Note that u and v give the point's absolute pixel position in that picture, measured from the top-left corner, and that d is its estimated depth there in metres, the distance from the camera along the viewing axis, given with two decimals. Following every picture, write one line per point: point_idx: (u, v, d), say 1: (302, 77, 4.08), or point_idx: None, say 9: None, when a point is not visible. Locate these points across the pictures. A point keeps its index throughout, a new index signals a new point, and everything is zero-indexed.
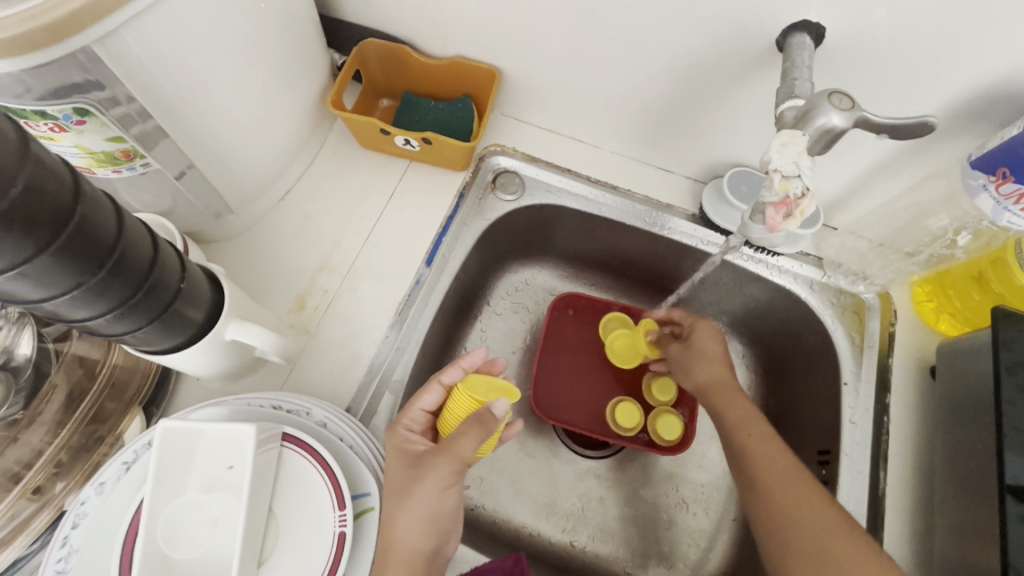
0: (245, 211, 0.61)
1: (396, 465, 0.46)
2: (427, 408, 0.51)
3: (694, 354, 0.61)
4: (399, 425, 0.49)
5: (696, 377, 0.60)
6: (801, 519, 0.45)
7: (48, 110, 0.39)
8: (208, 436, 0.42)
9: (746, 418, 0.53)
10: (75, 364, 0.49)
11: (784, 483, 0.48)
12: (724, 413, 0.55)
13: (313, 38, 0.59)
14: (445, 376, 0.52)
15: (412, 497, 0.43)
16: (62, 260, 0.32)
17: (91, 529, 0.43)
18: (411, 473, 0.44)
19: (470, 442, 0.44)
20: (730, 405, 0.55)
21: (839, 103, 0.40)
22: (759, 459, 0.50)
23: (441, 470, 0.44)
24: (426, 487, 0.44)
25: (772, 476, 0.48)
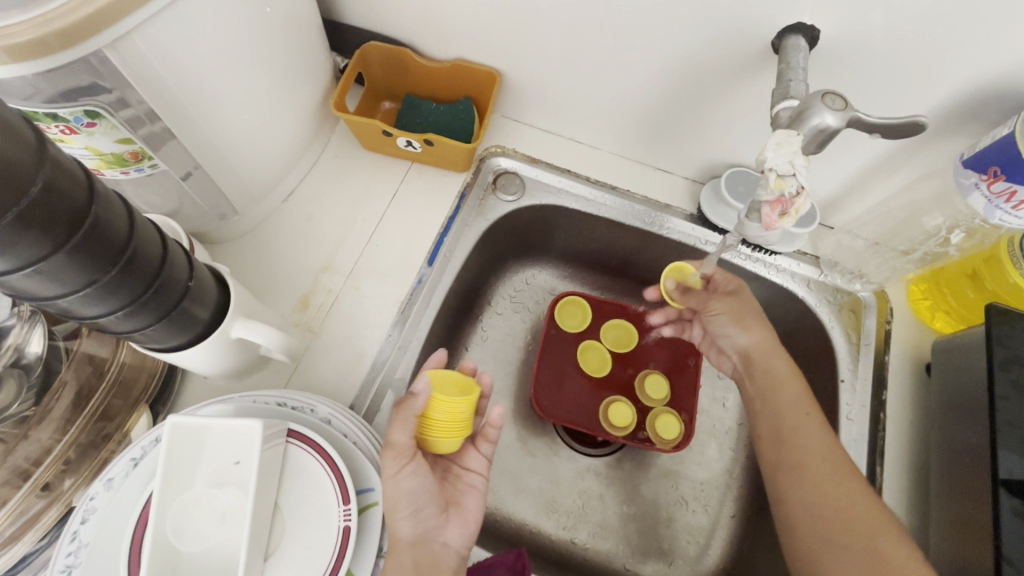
0: (250, 212, 0.62)
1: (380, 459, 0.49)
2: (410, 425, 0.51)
3: (746, 310, 0.61)
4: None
5: (741, 342, 0.60)
6: (836, 501, 0.47)
7: (59, 113, 0.40)
8: (216, 432, 0.42)
9: (794, 399, 0.55)
10: (85, 361, 0.49)
11: (828, 465, 0.49)
12: (769, 390, 0.56)
13: (316, 41, 0.60)
14: None
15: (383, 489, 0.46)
16: (77, 258, 0.32)
17: (100, 524, 0.44)
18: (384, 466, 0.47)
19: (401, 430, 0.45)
20: (779, 379, 0.56)
21: (832, 103, 0.41)
22: (801, 440, 0.52)
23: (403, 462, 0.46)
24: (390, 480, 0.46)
25: (812, 458, 0.50)
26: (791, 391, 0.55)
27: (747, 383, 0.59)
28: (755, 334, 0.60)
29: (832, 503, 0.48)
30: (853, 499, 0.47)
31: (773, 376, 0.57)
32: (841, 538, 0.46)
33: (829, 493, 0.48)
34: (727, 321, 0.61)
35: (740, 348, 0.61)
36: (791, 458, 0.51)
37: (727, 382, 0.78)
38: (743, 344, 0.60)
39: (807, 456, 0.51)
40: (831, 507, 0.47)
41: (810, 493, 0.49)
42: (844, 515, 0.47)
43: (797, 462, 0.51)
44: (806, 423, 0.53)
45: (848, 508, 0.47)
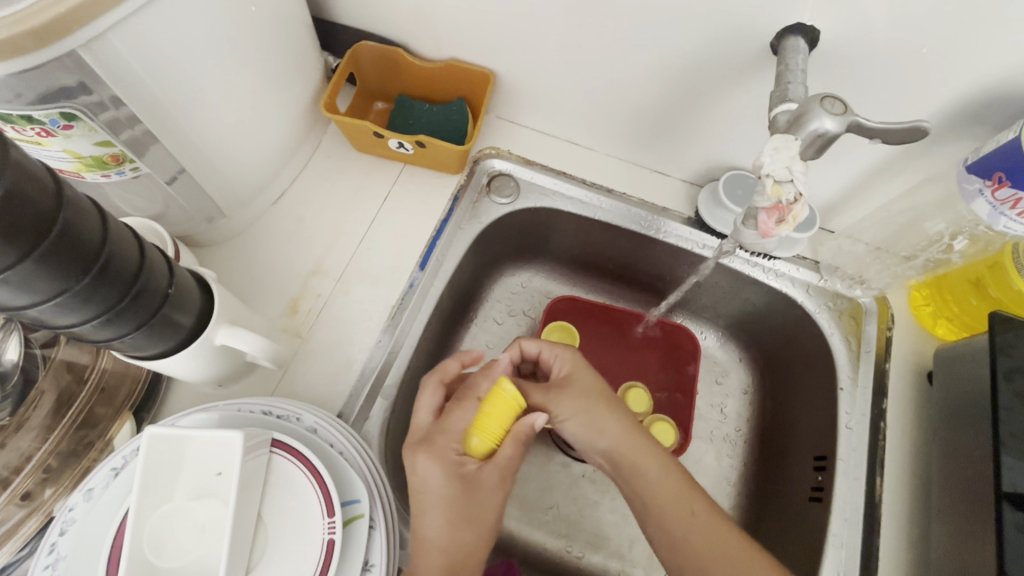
0: (238, 215, 0.61)
1: (446, 487, 0.46)
2: (458, 420, 0.49)
3: (588, 397, 0.52)
4: (436, 444, 0.48)
5: (601, 445, 0.52)
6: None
7: (36, 115, 0.39)
8: (195, 442, 0.41)
9: (658, 475, 0.50)
10: (63, 369, 0.49)
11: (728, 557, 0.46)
12: (635, 476, 0.50)
13: (306, 40, 0.59)
14: (481, 390, 0.51)
15: (475, 509, 0.47)
16: (44, 266, 0.31)
17: (78, 536, 0.43)
18: (465, 489, 0.46)
19: (471, 411, 0.49)
20: (638, 464, 0.50)
21: (831, 107, 0.40)
22: (687, 533, 0.47)
23: (497, 484, 0.48)
24: (489, 497, 0.47)
25: (706, 550, 0.46)
26: (651, 460, 0.50)
27: (617, 476, 0.52)
28: (615, 431, 0.51)
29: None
30: None
31: (629, 454, 0.51)
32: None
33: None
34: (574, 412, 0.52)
35: (601, 449, 0.52)
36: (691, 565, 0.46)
37: (724, 388, 0.77)
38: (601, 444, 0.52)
39: (697, 549, 0.47)
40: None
41: None
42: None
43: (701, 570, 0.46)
44: (668, 497, 0.49)
45: None
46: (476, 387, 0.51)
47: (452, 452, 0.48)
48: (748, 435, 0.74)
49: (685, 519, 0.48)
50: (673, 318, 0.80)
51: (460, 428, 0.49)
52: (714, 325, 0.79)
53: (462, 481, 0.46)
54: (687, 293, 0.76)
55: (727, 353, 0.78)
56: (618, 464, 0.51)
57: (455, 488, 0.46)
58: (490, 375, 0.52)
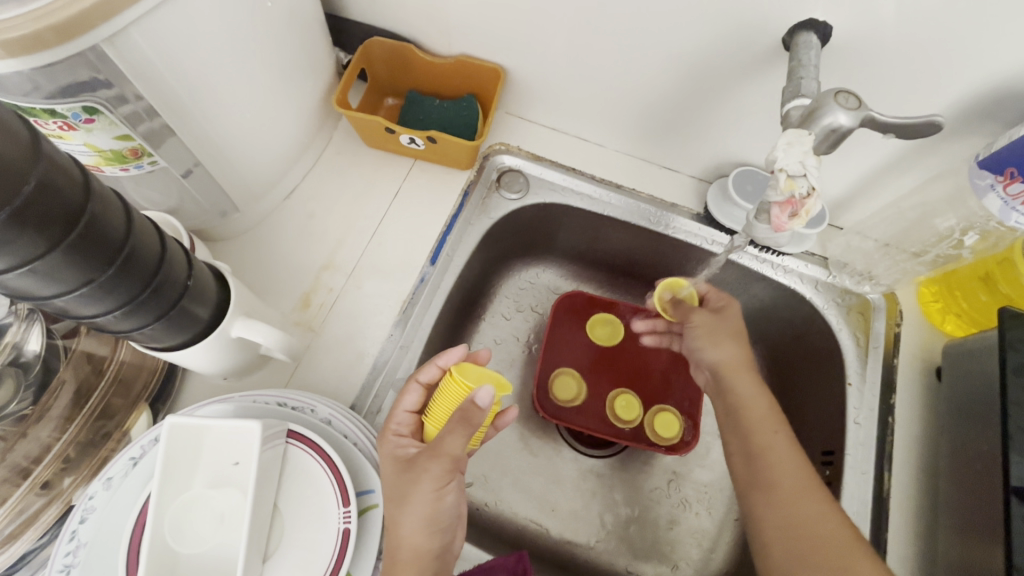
0: (251, 209, 0.61)
1: (390, 471, 0.45)
2: (411, 408, 0.50)
3: (722, 328, 0.56)
4: (387, 430, 0.49)
5: (710, 358, 0.55)
6: (799, 522, 0.45)
7: (57, 109, 0.40)
8: (214, 432, 0.42)
9: (764, 415, 0.51)
10: (84, 360, 0.49)
11: (800, 487, 0.46)
12: (741, 404, 0.52)
13: (319, 35, 0.59)
14: (422, 375, 0.51)
15: (409, 501, 0.43)
16: (72, 257, 0.32)
17: (98, 524, 0.43)
18: (403, 476, 0.44)
19: (412, 397, 0.50)
20: (746, 401, 0.52)
21: (845, 102, 0.40)
22: (774, 455, 0.48)
23: (430, 471, 0.43)
24: (421, 488, 0.43)
25: (786, 478, 0.47)
26: (765, 409, 0.51)
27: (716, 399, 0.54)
28: (728, 350, 0.55)
29: (803, 521, 0.45)
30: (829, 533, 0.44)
31: (736, 384, 0.53)
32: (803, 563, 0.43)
33: (805, 513, 0.45)
34: (704, 337, 0.56)
35: (709, 363, 0.56)
36: (765, 478, 0.48)
37: None
38: (715, 358, 0.55)
39: (778, 475, 0.47)
40: (803, 531, 0.44)
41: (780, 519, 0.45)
42: (814, 542, 0.43)
43: (771, 483, 0.47)
44: (761, 418, 0.51)
45: (825, 533, 0.44)
46: (421, 372, 0.51)
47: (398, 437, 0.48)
48: None
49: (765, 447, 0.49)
50: None
51: (406, 412, 0.50)
52: None
53: (399, 467, 0.44)
54: None
55: None
56: (722, 386, 0.54)
57: (392, 474, 0.45)
58: (436, 363, 0.51)
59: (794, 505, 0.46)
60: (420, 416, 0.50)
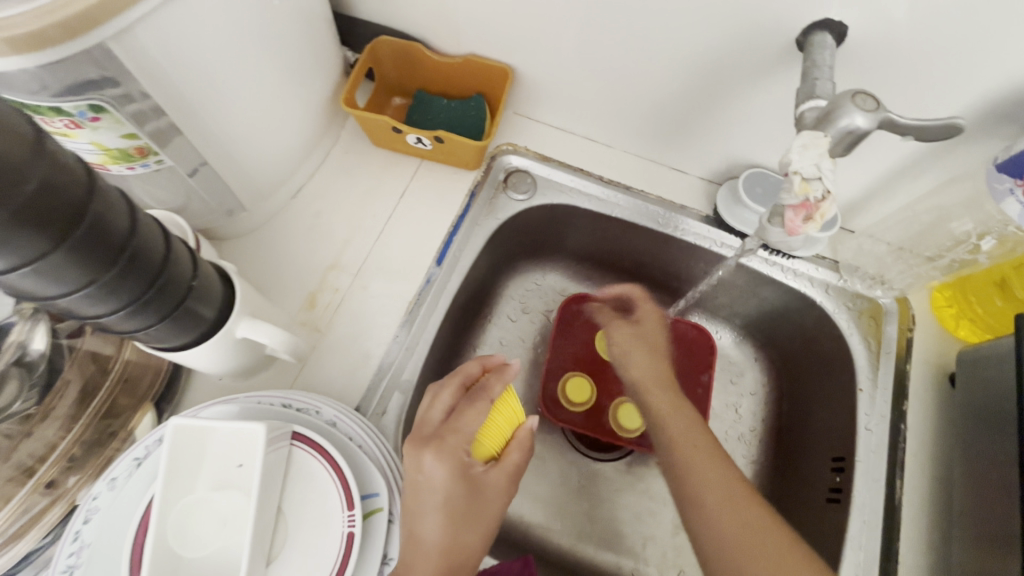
0: (257, 208, 0.61)
1: (458, 493, 0.44)
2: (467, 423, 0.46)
3: (639, 342, 0.61)
4: (456, 447, 0.44)
5: (631, 373, 0.59)
6: (727, 537, 0.43)
7: (64, 107, 0.39)
8: (218, 434, 0.41)
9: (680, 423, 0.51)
10: (89, 360, 0.48)
11: (726, 495, 0.45)
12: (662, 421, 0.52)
13: (326, 34, 0.59)
14: (494, 392, 0.48)
15: (483, 516, 0.45)
16: (75, 257, 0.32)
17: (101, 525, 0.43)
18: (475, 497, 0.44)
19: (484, 415, 0.46)
20: (677, 435, 0.50)
21: (863, 103, 0.39)
22: (702, 477, 0.46)
23: (506, 493, 0.46)
24: (492, 505, 0.45)
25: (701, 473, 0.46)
26: (702, 436, 0.49)
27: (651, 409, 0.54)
28: (643, 365, 0.59)
29: (733, 523, 0.43)
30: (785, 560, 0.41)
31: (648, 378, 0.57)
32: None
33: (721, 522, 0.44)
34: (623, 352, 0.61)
35: (631, 380, 0.59)
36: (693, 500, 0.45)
37: (739, 388, 0.76)
38: (631, 378, 0.59)
39: (703, 489, 0.45)
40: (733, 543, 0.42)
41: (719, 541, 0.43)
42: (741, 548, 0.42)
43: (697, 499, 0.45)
44: (682, 430, 0.50)
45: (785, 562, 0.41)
46: (490, 388, 0.48)
47: (468, 458, 0.45)
48: (763, 436, 0.73)
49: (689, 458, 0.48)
50: (689, 317, 0.79)
51: (472, 431, 0.45)
52: (730, 324, 0.78)
53: (475, 491, 0.44)
54: (704, 293, 0.76)
55: (743, 353, 0.78)
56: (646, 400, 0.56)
57: (464, 497, 0.44)
58: (506, 380, 0.49)
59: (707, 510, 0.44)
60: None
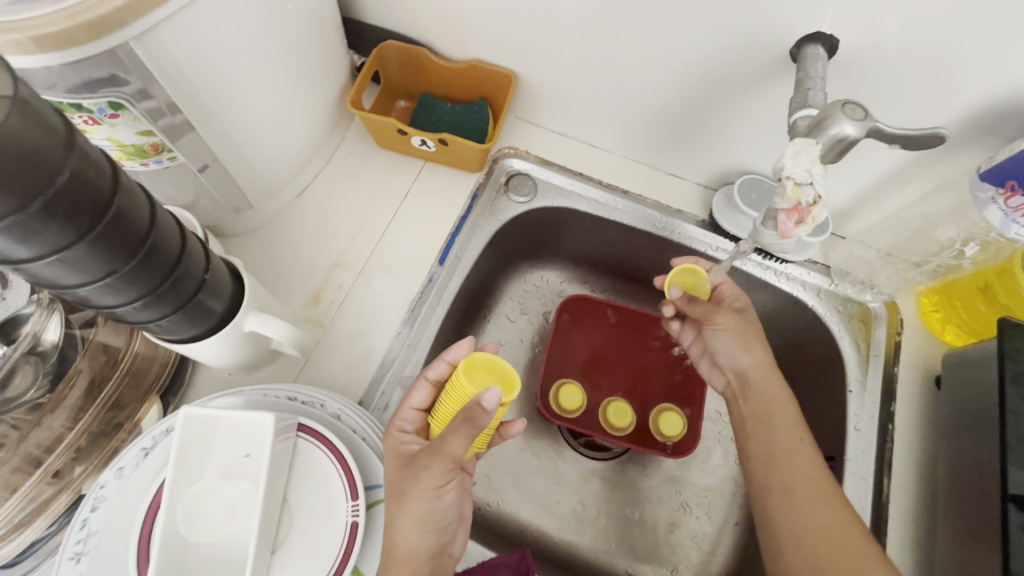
0: (264, 206, 0.62)
1: (394, 466, 0.45)
2: (418, 406, 0.50)
3: (750, 330, 0.59)
4: (393, 426, 0.49)
5: (741, 363, 0.58)
6: (816, 531, 0.46)
7: (83, 103, 0.41)
8: (226, 423, 0.43)
9: (787, 426, 0.53)
10: (99, 351, 0.49)
11: (813, 483, 0.49)
12: (762, 411, 0.55)
13: (335, 37, 0.60)
14: (431, 372, 0.51)
15: (408, 497, 0.42)
16: (97, 248, 0.33)
17: (109, 513, 0.44)
18: (405, 472, 0.43)
19: (420, 395, 0.50)
20: (767, 404, 0.55)
21: (852, 113, 0.41)
22: (793, 462, 0.51)
23: (432, 472, 0.42)
24: (421, 487, 0.42)
25: (803, 482, 0.49)
26: (785, 415, 0.54)
27: (739, 402, 0.58)
28: (756, 356, 0.57)
29: (802, 503, 0.48)
30: (840, 531, 0.46)
31: (776, 411, 0.54)
32: (813, 562, 0.45)
33: (824, 525, 0.47)
34: (731, 342, 0.58)
35: (737, 367, 0.58)
36: (781, 487, 0.50)
37: None
38: (739, 365, 0.58)
39: (792, 478, 0.50)
40: (821, 538, 0.46)
41: (789, 521, 0.48)
42: (830, 545, 0.45)
43: (789, 491, 0.49)
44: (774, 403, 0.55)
45: (837, 533, 0.46)
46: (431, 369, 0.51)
47: (403, 433, 0.48)
48: None
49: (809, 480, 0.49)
50: None
51: (414, 408, 0.50)
52: None
53: (404, 463, 0.44)
54: None
55: None
56: (747, 391, 0.57)
57: (395, 470, 0.44)
58: (445, 359, 0.51)
59: (810, 511, 0.48)
60: (427, 415, 0.50)
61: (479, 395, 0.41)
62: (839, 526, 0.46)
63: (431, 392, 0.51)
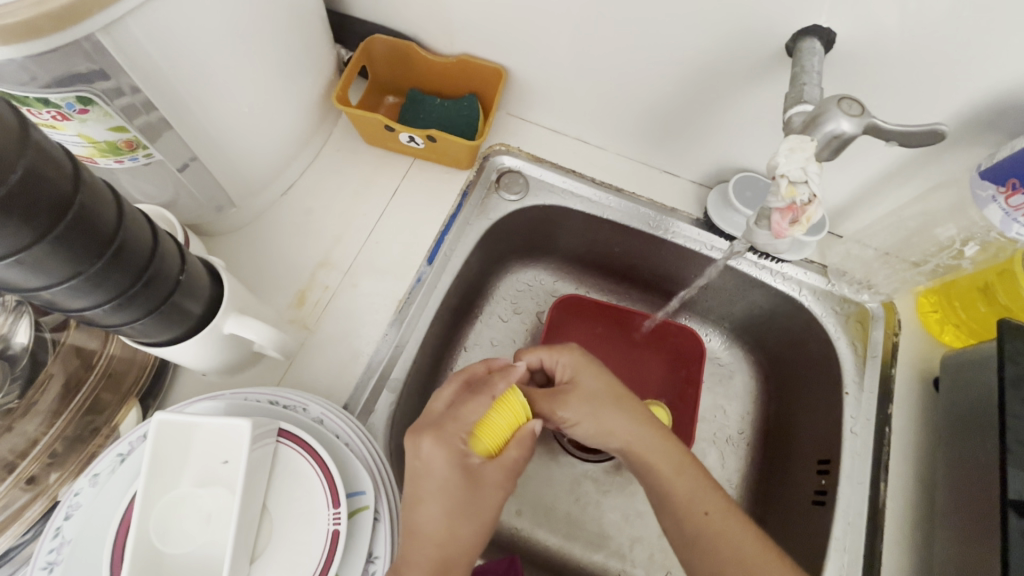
0: (247, 204, 0.61)
1: (458, 482, 0.44)
2: (468, 417, 0.46)
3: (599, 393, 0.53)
4: (450, 436, 0.44)
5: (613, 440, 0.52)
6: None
7: (51, 98, 0.39)
8: (203, 429, 0.41)
9: (681, 481, 0.49)
10: (71, 354, 0.48)
11: (741, 554, 0.45)
12: (655, 478, 0.50)
13: (320, 31, 0.59)
14: (495, 388, 0.48)
15: (478, 509, 0.44)
16: (60, 248, 0.31)
17: (83, 521, 0.43)
18: (474, 488, 0.44)
19: (483, 407, 0.46)
20: (654, 463, 0.50)
21: (849, 108, 0.40)
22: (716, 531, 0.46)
23: (503, 487, 0.46)
24: (490, 497, 0.45)
25: (733, 559, 0.45)
26: (674, 469, 0.49)
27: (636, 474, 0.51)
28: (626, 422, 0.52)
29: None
30: None
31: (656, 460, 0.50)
32: None
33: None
34: (582, 407, 0.52)
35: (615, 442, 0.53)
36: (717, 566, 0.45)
37: (728, 390, 0.77)
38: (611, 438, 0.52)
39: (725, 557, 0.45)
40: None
41: None
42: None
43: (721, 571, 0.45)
44: (660, 462, 0.50)
45: None
46: (493, 384, 0.48)
47: (465, 447, 0.45)
48: (750, 439, 0.74)
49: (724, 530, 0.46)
50: (678, 320, 0.80)
51: (471, 419, 0.46)
52: (719, 327, 0.78)
53: (476, 480, 0.44)
54: (694, 295, 0.76)
55: (732, 356, 0.78)
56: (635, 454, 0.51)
57: (460, 488, 0.43)
58: (507, 379, 0.50)
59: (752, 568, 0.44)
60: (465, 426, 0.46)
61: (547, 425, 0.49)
62: None
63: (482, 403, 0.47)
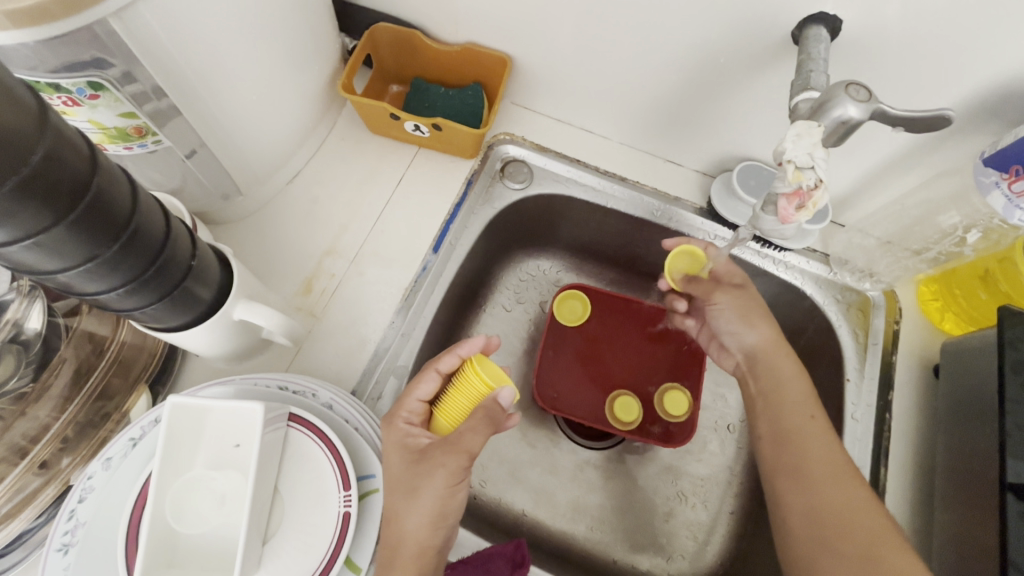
0: (254, 192, 0.61)
1: (400, 461, 0.44)
2: (424, 397, 0.49)
3: (753, 307, 0.58)
4: (397, 417, 0.47)
5: (746, 340, 0.57)
6: (828, 503, 0.46)
7: (62, 84, 0.39)
8: (216, 414, 0.42)
9: (801, 395, 0.53)
10: (85, 339, 0.48)
11: (826, 463, 0.48)
12: (774, 385, 0.54)
13: (325, 18, 0.59)
14: (442, 364, 0.49)
15: (419, 494, 0.43)
16: (77, 231, 0.32)
17: (98, 503, 0.43)
18: (414, 469, 0.44)
19: (429, 386, 0.49)
20: (781, 380, 0.54)
21: (856, 93, 0.40)
22: (806, 442, 0.50)
23: (446, 466, 0.43)
24: (433, 483, 0.43)
25: (814, 461, 0.48)
26: (797, 387, 0.53)
27: (750, 381, 0.57)
28: (763, 332, 0.57)
29: (818, 479, 0.47)
30: (856, 510, 0.45)
31: (784, 395, 0.53)
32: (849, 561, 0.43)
33: (833, 496, 0.46)
34: (736, 319, 0.58)
35: (745, 345, 0.58)
36: (794, 461, 0.49)
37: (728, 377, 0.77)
38: (746, 343, 0.58)
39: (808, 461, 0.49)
40: (832, 511, 0.46)
41: (820, 501, 0.47)
42: (843, 519, 0.45)
43: (801, 467, 0.49)
44: (788, 373, 0.54)
45: (855, 513, 0.45)
46: (440, 360, 0.49)
47: (410, 426, 0.47)
48: None
49: (821, 462, 0.48)
50: None
51: (420, 400, 0.48)
52: None
53: (413, 458, 0.44)
54: None
55: None
56: (755, 366, 0.56)
57: (402, 466, 0.44)
58: (457, 353, 0.50)
59: (823, 486, 0.47)
60: (430, 406, 0.49)
61: (498, 394, 0.46)
62: (857, 507, 0.45)
63: (437, 385, 0.49)
